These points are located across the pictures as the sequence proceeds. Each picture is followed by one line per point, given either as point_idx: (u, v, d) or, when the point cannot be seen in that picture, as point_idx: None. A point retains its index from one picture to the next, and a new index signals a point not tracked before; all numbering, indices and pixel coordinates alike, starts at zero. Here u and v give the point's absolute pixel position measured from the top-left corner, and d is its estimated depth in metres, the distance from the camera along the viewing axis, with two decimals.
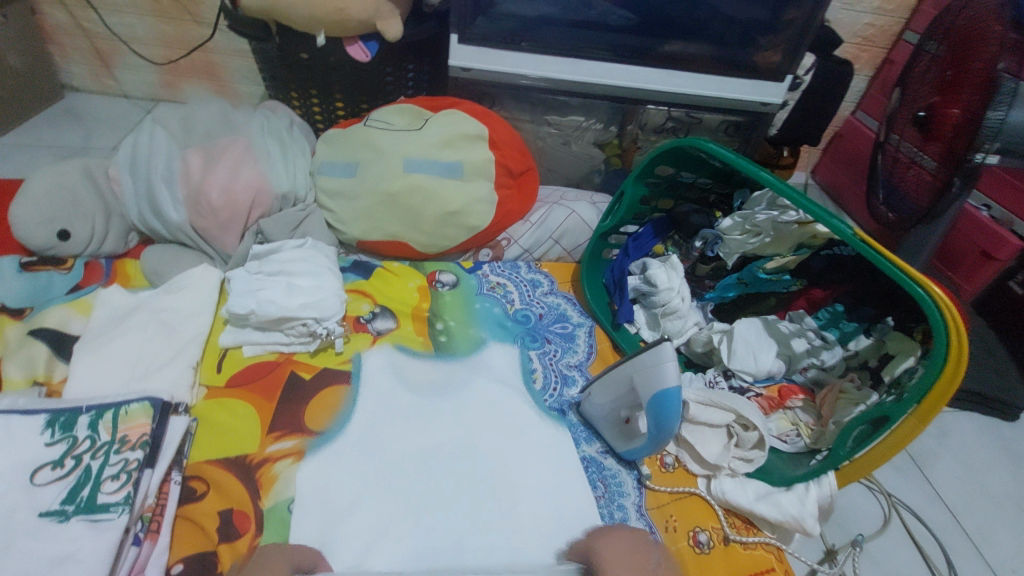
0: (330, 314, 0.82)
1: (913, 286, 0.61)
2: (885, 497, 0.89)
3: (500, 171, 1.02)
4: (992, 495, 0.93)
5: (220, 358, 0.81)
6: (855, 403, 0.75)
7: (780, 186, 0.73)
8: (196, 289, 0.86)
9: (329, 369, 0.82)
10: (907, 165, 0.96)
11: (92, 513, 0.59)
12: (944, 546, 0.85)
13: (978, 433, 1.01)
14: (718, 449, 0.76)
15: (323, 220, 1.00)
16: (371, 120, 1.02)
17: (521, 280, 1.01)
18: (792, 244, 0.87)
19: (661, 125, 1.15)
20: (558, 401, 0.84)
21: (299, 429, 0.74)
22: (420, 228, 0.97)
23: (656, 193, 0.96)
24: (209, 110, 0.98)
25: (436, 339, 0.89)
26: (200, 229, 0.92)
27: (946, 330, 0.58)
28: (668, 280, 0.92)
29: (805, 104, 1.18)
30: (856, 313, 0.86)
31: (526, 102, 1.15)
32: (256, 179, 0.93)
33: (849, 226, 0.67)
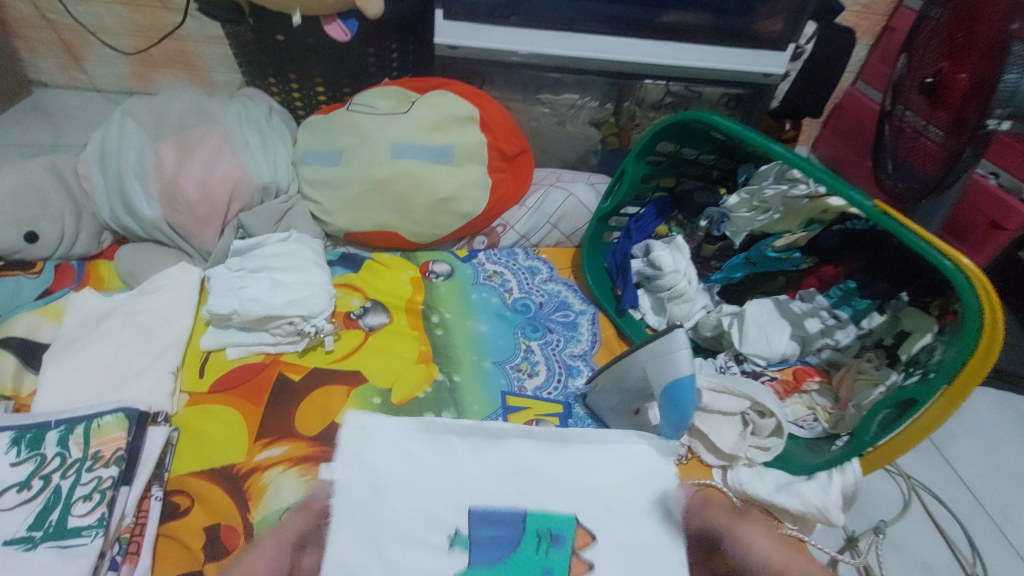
0: (318, 311, 0.78)
1: (942, 259, 0.57)
2: (904, 480, 0.86)
3: (493, 154, 0.97)
4: (1013, 473, 0.90)
5: (203, 362, 0.76)
6: (875, 384, 0.71)
7: (793, 158, 0.68)
8: (172, 290, 0.81)
9: (320, 369, 0.77)
10: (913, 135, 0.90)
11: (62, 539, 0.55)
12: (967, 527, 0.82)
13: (995, 409, 0.98)
14: (734, 438, 0.72)
15: (308, 212, 0.94)
16: (355, 105, 0.96)
17: (519, 268, 0.97)
18: (802, 220, 0.82)
19: (659, 101, 1.10)
20: (563, 393, 0.80)
21: (290, 434, 0.69)
22: (410, 216, 0.92)
23: (658, 171, 0.92)
24: (181, 99, 0.92)
25: (432, 333, 0.84)
26: (176, 225, 0.86)
27: (976, 302, 0.55)
28: (674, 263, 0.88)
29: (809, 75, 1.12)
30: (869, 290, 0.83)
31: (517, 81, 1.09)
32: (233, 169, 0.88)
33: (869, 198, 0.63)
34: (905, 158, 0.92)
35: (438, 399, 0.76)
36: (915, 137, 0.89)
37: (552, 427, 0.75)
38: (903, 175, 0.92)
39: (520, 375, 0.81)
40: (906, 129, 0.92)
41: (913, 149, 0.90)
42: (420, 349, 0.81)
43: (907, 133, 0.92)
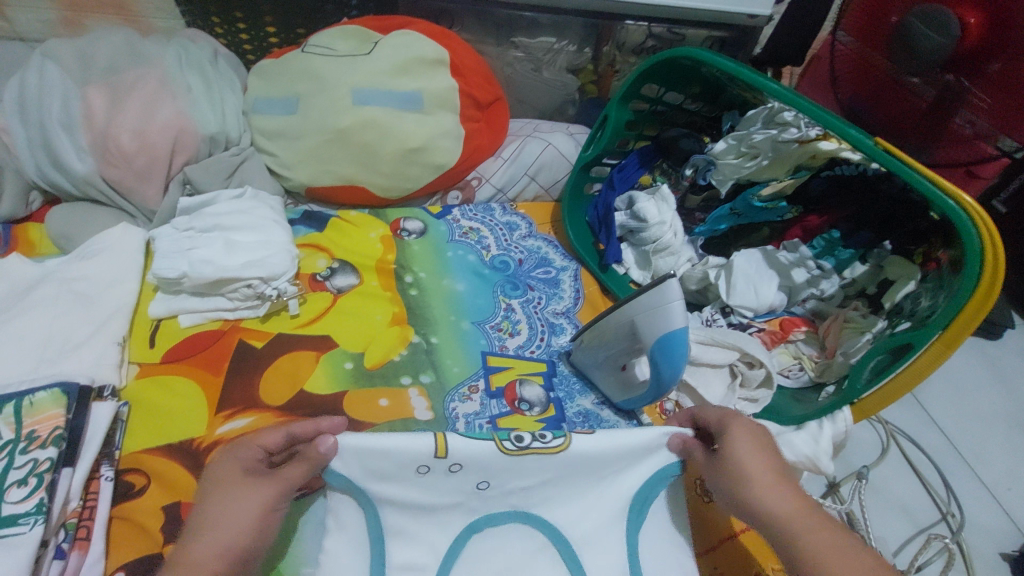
0: (279, 273, 0.71)
1: (944, 197, 0.55)
2: (883, 426, 0.86)
3: (466, 101, 0.90)
4: (982, 415, 0.92)
5: (152, 331, 0.69)
6: (860, 332, 0.70)
7: (789, 96, 0.64)
8: (113, 253, 0.73)
9: (285, 336, 0.71)
10: (902, 92, 0.81)
11: None
12: (941, 468, 0.84)
13: (966, 354, 0.99)
14: (723, 391, 0.71)
15: (263, 165, 0.86)
16: (311, 46, 0.87)
17: (496, 224, 0.91)
18: (790, 166, 0.79)
19: (640, 44, 1.03)
20: (547, 352, 0.77)
21: (254, 405, 0.64)
22: (378, 168, 0.85)
23: (642, 118, 0.87)
24: (112, 38, 0.81)
25: (406, 293, 0.79)
26: (113, 182, 0.77)
27: (978, 239, 0.53)
28: (659, 214, 0.84)
29: (793, 19, 1.07)
30: (853, 239, 0.80)
31: (489, 22, 1.01)
32: (176, 118, 0.79)
33: (868, 136, 0.60)
34: (889, 113, 0.85)
35: (415, 361, 0.71)
36: (907, 95, 0.81)
37: (536, 387, 0.72)
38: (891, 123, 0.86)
39: (501, 335, 0.77)
40: (889, 82, 0.83)
41: (904, 106, 0.82)
42: (393, 311, 0.76)
43: (890, 87, 0.83)
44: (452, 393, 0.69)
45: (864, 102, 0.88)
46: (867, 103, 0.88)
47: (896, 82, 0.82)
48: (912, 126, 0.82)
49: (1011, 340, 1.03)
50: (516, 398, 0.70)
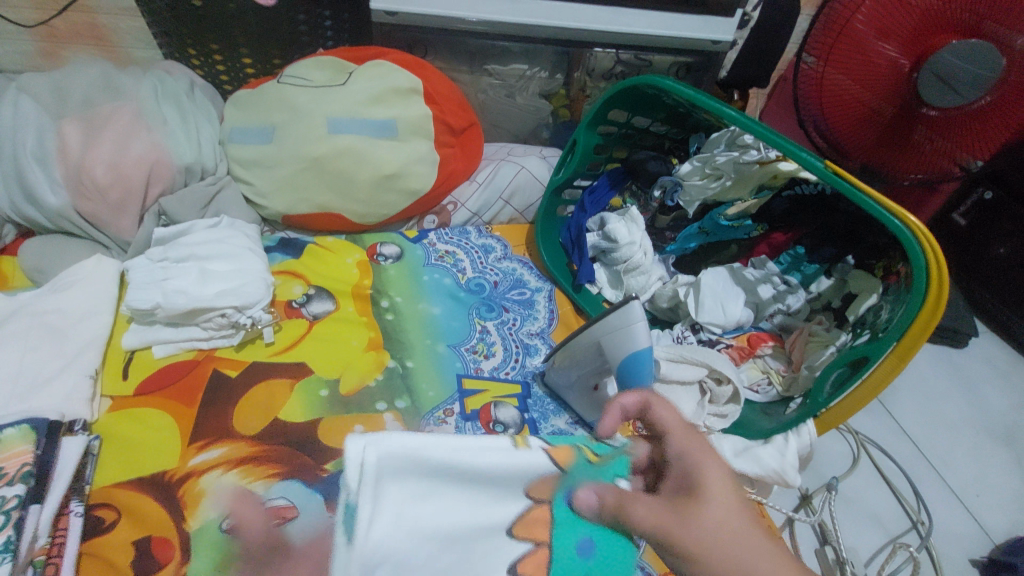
0: (254, 301, 0.72)
1: (891, 219, 0.57)
2: (853, 436, 0.88)
3: (441, 128, 0.92)
4: (950, 423, 0.94)
5: (126, 363, 0.69)
6: (825, 346, 0.73)
7: (745, 121, 0.67)
8: (87, 285, 0.73)
9: (259, 364, 0.71)
10: (869, 112, 0.78)
11: None
12: (911, 477, 0.86)
13: (933, 364, 1.02)
14: (692, 407, 0.72)
15: (240, 194, 0.87)
16: (287, 77, 0.88)
17: (472, 246, 0.93)
18: (753, 186, 0.82)
19: (610, 70, 1.07)
20: (522, 373, 0.77)
21: (228, 434, 0.64)
22: (353, 196, 0.87)
23: (610, 142, 0.89)
24: (87, 73, 0.83)
25: (382, 318, 0.80)
26: (86, 214, 0.77)
27: (917, 241, 0.56)
28: (629, 234, 0.86)
29: (756, 43, 1.12)
30: (817, 254, 0.83)
31: (462, 50, 1.04)
32: (150, 149, 0.80)
33: (819, 159, 0.62)
34: (850, 133, 0.81)
35: (391, 386, 0.72)
36: (871, 115, 0.78)
37: (511, 408, 0.72)
38: (923, 157, 0.80)
39: (476, 357, 0.77)
40: (859, 109, 0.78)
41: (867, 125, 0.79)
42: (369, 336, 0.77)
43: (854, 107, 0.78)
44: (427, 417, 0.69)
45: (827, 121, 0.81)
46: (828, 124, 0.81)
47: (864, 103, 0.77)
48: (872, 143, 0.81)
49: (974, 347, 1.07)
50: (491, 420, 0.70)
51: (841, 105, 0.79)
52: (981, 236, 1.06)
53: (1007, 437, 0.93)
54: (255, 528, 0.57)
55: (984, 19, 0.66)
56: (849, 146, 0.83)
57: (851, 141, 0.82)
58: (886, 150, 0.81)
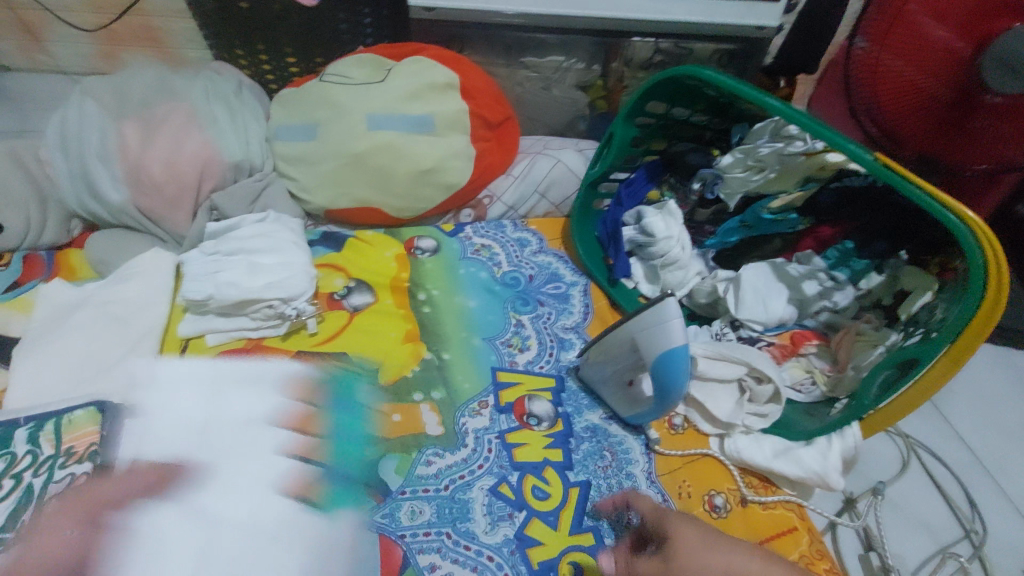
0: (298, 293, 0.75)
1: (943, 211, 0.54)
2: (903, 440, 0.84)
3: (476, 122, 0.92)
4: (1011, 430, 0.88)
5: (182, 350, 0.73)
6: (874, 346, 0.70)
7: (789, 112, 0.65)
8: (147, 277, 0.78)
9: (303, 353, 0.74)
10: (925, 98, 0.74)
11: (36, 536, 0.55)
12: (966, 485, 0.81)
13: (994, 365, 0.96)
14: (730, 406, 0.70)
15: (284, 189, 0.90)
16: (328, 75, 0.91)
17: (507, 240, 0.94)
18: (798, 178, 0.79)
19: (648, 59, 1.05)
20: (556, 367, 0.78)
21: (276, 420, 0.68)
22: (391, 190, 0.88)
23: (648, 134, 0.88)
24: (145, 76, 0.87)
25: (419, 310, 0.81)
26: (145, 210, 0.82)
27: (975, 237, 0.53)
28: (666, 228, 0.84)
29: (804, 26, 1.07)
30: (868, 249, 0.80)
31: (498, 44, 1.04)
32: (202, 148, 0.84)
33: (868, 151, 0.60)
34: (904, 120, 0.77)
35: (427, 378, 0.73)
36: (928, 102, 0.74)
37: (545, 402, 0.73)
38: (988, 149, 0.74)
39: (510, 350, 0.78)
40: (911, 94, 0.75)
41: (923, 113, 0.75)
42: (407, 328, 0.79)
43: (908, 93, 0.75)
44: (462, 408, 0.71)
45: (880, 108, 0.78)
46: (881, 111, 0.78)
47: (920, 89, 0.73)
48: (928, 132, 0.76)
49: None
50: (525, 413, 0.71)
51: (894, 90, 0.76)
52: None
53: None
54: (299, 509, 0.60)
55: None
56: (903, 135, 0.78)
57: (905, 129, 0.78)
58: (947, 141, 0.75)
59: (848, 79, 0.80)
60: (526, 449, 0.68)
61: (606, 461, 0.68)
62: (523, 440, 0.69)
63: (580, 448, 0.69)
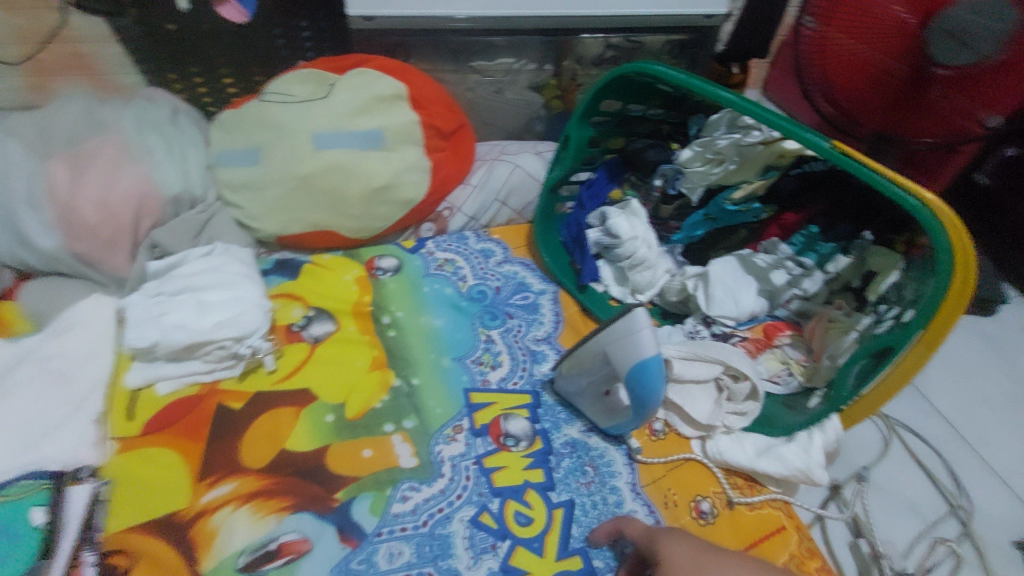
0: (251, 330, 0.71)
1: (906, 196, 0.53)
2: (883, 420, 0.85)
3: (429, 132, 0.89)
4: (985, 398, 0.90)
5: (131, 402, 0.69)
6: (846, 332, 0.69)
7: (743, 104, 0.63)
8: (86, 327, 0.72)
9: (263, 394, 0.70)
10: (877, 73, 0.74)
11: None
12: (946, 459, 0.82)
13: (963, 335, 0.98)
14: (710, 407, 0.69)
15: (232, 219, 0.86)
16: (268, 94, 0.86)
17: (471, 252, 0.91)
18: (759, 166, 0.78)
19: (600, 55, 1.03)
20: (530, 381, 0.75)
21: (237, 469, 0.63)
22: (345, 211, 0.84)
23: (605, 132, 0.86)
24: (68, 110, 0.81)
25: (384, 335, 0.78)
26: (80, 254, 0.76)
27: (938, 222, 0.52)
28: (631, 229, 0.83)
29: (751, 12, 1.07)
30: (833, 232, 0.79)
31: (446, 50, 1.01)
32: (137, 183, 0.78)
33: (826, 139, 0.59)
34: (858, 97, 0.77)
35: (398, 407, 0.70)
36: (880, 77, 0.73)
37: (521, 420, 0.70)
38: (940, 123, 0.74)
39: (482, 368, 0.75)
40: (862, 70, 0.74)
41: (876, 89, 0.75)
42: (372, 355, 0.75)
43: (861, 69, 0.74)
44: (436, 436, 0.68)
45: (832, 86, 0.78)
46: (834, 88, 0.78)
47: (872, 64, 0.73)
48: (882, 108, 0.76)
49: (1007, 315, 1.02)
50: (501, 434, 0.68)
51: (846, 67, 0.76)
52: (1008, 195, 1.01)
53: None
54: (268, 563, 0.57)
55: None
56: (858, 112, 0.78)
57: (861, 106, 0.77)
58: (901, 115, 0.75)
59: (800, 57, 0.79)
60: (505, 474, 0.65)
61: (588, 477, 0.66)
62: (501, 463, 0.66)
63: (561, 465, 0.67)
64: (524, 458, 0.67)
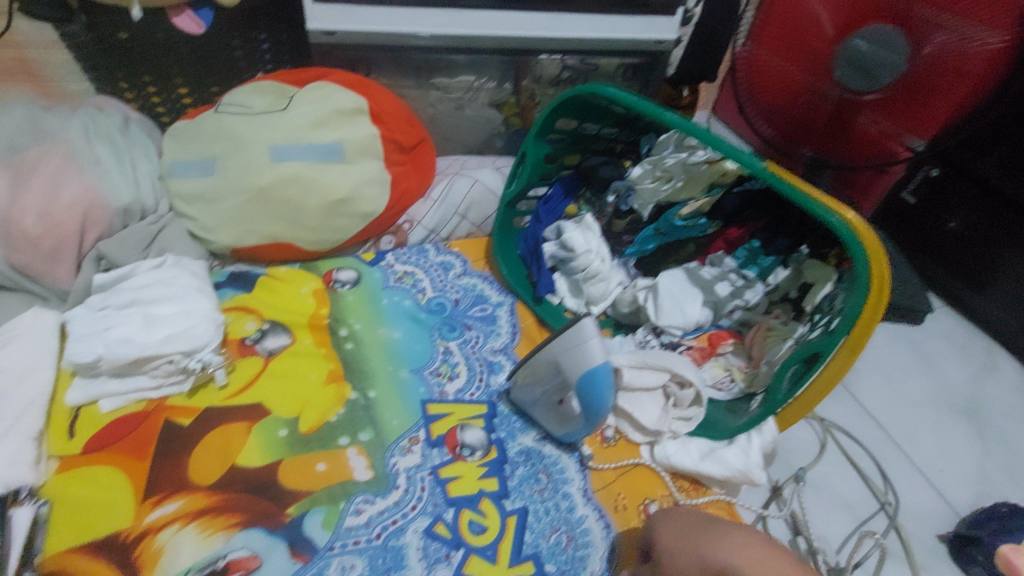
0: (201, 344, 0.69)
1: (828, 217, 0.58)
2: (819, 423, 0.90)
3: (389, 147, 0.90)
4: (911, 401, 0.96)
5: (72, 421, 0.66)
6: (783, 339, 0.74)
7: (686, 126, 0.67)
8: (25, 342, 0.69)
9: (213, 409, 0.69)
10: (808, 94, 0.82)
11: None
12: (877, 458, 0.88)
13: (892, 342, 1.05)
14: (657, 413, 0.72)
15: (184, 230, 0.84)
16: (225, 105, 0.86)
17: (431, 264, 0.92)
18: (705, 184, 0.83)
19: (558, 76, 1.07)
20: (486, 392, 0.76)
21: (185, 487, 0.62)
22: (304, 224, 0.84)
23: (562, 149, 0.89)
24: (8, 115, 0.78)
25: (341, 347, 0.78)
26: (19, 266, 0.73)
27: (857, 236, 0.57)
28: (586, 242, 0.86)
29: (699, 38, 1.13)
30: (773, 246, 0.83)
31: (407, 66, 1.03)
32: (84, 194, 0.76)
33: (760, 160, 0.63)
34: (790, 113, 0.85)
35: (353, 420, 0.70)
36: (812, 98, 0.82)
37: (477, 430, 0.71)
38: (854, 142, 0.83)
39: (440, 380, 0.76)
40: (795, 89, 0.83)
41: (810, 108, 0.83)
42: (328, 368, 0.75)
43: (795, 89, 0.83)
44: (392, 447, 0.68)
45: (771, 101, 0.86)
46: (772, 103, 0.86)
47: (803, 85, 0.82)
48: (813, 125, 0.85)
49: (931, 323, 1.10)
50: (457, 444, 0.69)
51: (783, 85, 0.83)
52: (933, 213, 1.08)
53: (966, 409, 0.97)
54: None
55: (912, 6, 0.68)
56: (792, 130, 0.86)
57: (795, 123, 0.85)
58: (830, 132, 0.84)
59: (739, 78, 0.87)
60: (460, 483, 0.66)
61: (542, 484, 0.68)
62: (457, 473, 0.67)
63: (515, 473, 0.68)
64: (478, 468, 0.68)
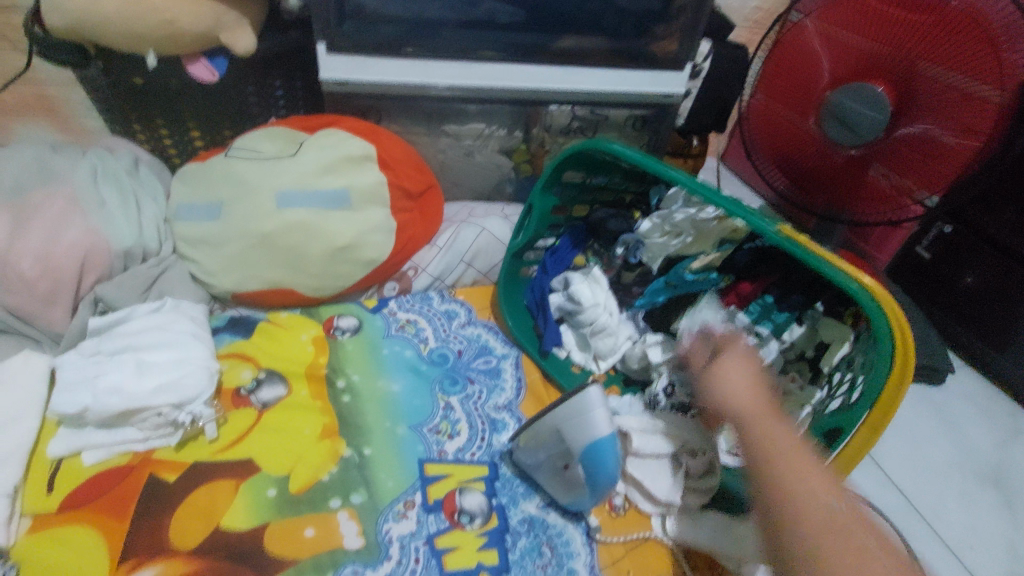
0: (193, 396, 0.67)
1: (846, 281, 0.55)
2: (840, 490, 0.85)
3: (396, 194, 0.90)
4: (936, 468, 0.91)
5: (51, 474, 0.63)
6: (801, 405, 0.70)
7: (693, 185, 0.66)
8: (14, 388, 0.67)
9: (200, 465, 0.65)
10: (812, 145, 0.83)
11: None
12: (902, 530, 0.82)
13: (912, 403, 1.00)
14: (669, 483, 0.68)
15: (186, 274, 0.83)
16: (235, 150, 0.86)
17: (434, 313, 0.90)
18: (715, 240, 0.82)
19: (568, 126, 1.07)
20: (489, 452, 0.72)
21: (163, 552, 0.58)
22: (306, 270, 0.83)
23: (569, 200, 0.88)
24: (19, 157, 0.79)
25: (338, 400, 0.75)
26: (14, 308, 0.71)
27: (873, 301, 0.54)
28: (593, 296, 0.83)
29: (708, 92, 1.15)
30: (786, 302, 0.79)
31: (419, 114, 1.04)
32: (86, 236, 0.75)
33: (771, 221, 0.61)
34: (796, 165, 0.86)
35: (346, 480, 0.66)
36: (816, 149, 0.83)
37: (476, 494, 0.67)
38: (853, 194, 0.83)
39: (439, 438, 0.73)
40: (802, 139, 0.84)
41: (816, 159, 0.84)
42: (323, 422, 0.72)
43: (799, 139, 0.84)
44: (386, 512, 0.64)
45: (777, 149, 0.87)
46: (779, 152, 0.87)
47: (808, 137, 0.83)
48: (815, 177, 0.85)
49: (951, 384, 1.05)
50: (455, 510, 0.65)
51: (788, 136, 0.85)
52: (949, 268, 1.06)
53: (994, 478, 0.91)
54: None
55: (914, 68, 0.70)
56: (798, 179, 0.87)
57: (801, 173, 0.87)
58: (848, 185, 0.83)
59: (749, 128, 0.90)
60: (457, 555, 0.62)
61: (545, 558, 0.63)
62: (454, 543, 0.63)
63: (516, 545, 0.64)
64: (477, 537, 0.64)
